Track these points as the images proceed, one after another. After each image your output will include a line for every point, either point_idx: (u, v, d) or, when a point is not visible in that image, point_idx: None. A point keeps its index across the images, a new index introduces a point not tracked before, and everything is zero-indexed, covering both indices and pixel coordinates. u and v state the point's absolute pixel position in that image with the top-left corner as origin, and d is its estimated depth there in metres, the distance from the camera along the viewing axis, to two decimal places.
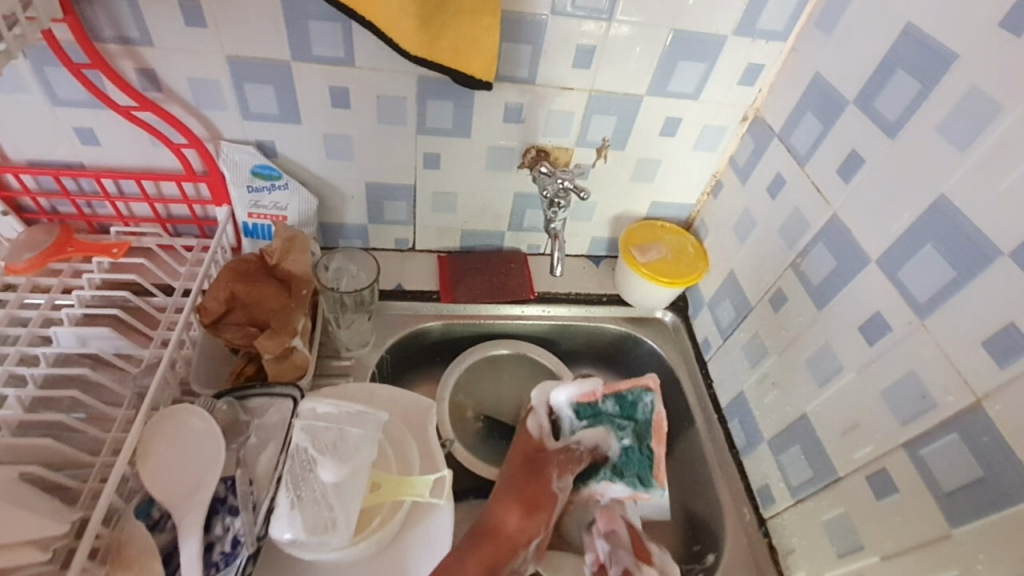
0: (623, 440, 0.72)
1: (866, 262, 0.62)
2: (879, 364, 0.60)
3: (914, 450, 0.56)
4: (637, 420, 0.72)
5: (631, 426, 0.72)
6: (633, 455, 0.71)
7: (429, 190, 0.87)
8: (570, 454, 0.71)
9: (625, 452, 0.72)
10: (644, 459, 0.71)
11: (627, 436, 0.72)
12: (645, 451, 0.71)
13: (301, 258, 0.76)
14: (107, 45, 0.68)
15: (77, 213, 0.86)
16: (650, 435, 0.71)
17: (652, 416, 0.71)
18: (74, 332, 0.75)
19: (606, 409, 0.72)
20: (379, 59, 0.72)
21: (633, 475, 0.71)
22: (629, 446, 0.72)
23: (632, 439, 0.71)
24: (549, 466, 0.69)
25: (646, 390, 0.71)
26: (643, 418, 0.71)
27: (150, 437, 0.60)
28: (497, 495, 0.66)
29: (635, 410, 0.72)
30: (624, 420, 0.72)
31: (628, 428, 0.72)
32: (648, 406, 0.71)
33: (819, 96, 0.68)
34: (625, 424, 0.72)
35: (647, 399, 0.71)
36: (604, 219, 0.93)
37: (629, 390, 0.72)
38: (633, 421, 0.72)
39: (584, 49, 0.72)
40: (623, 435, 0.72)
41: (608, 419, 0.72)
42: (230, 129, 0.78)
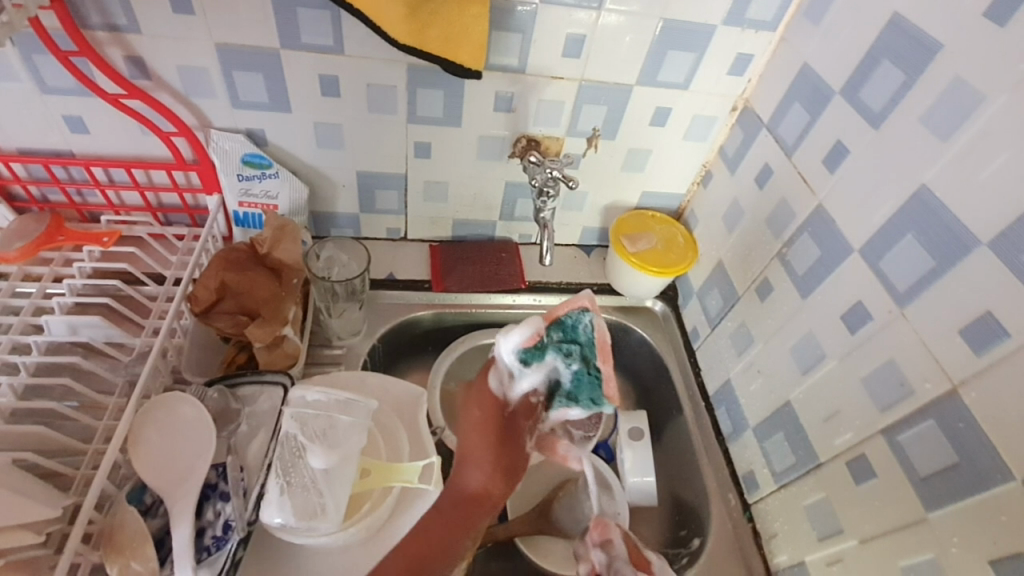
0: (572, 366, 0.65)
1: (849, 252, 0.62)
2: (861, 352, 0.61)
3: (892, 436, 0.57)
4: (580, 343, 0.65)
5: (577, 350, 0.65)
6: (583, 379, 0.65)
7: (420, 179, 0.87)
8: (535, 413, 0.66)
9: (575, 378, 0.65)
10: (593, 379, 0.66)
11: (575, 361, 0.65)
12: (594, 372, 0.66)
13: (291, 247, 0.76)
14: (94, 33, 0.68)
15: (67, 202, 0.86)
16: (595, 354, 0.65)
17: (591, 332, 0.65)
18: (66, 321, 0.75)
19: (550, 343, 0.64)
20: (369, 47, 0.71)
21: (587, 397, 0.66)
22: (579, 372, 0.65)
23: (580, 362, 0.65)
24: (516, 434, 0.65)
25: (585, 312, 0.65)
26: (586, 340, 0.65)
27: (142, 425, 0.60)
28: (474, 458, 0.61)
29: (576, 334, 0.65)
30: (568, 347, 0.65)
31: (574, 354, 0.65)
32: (589, 326, 0.65)
33: (807, 86, 0.69)
34: (571, 350, 0.65)
35: (583, 317, 0.65)
36: (595, 209, 0.93)
37: (566, 314, 0.65)
38: (578, 344, 0.65)
39: (575, 38, 0.72)
40: (571, 362, 0.65)
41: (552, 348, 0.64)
42: (219, 118, 0.78)
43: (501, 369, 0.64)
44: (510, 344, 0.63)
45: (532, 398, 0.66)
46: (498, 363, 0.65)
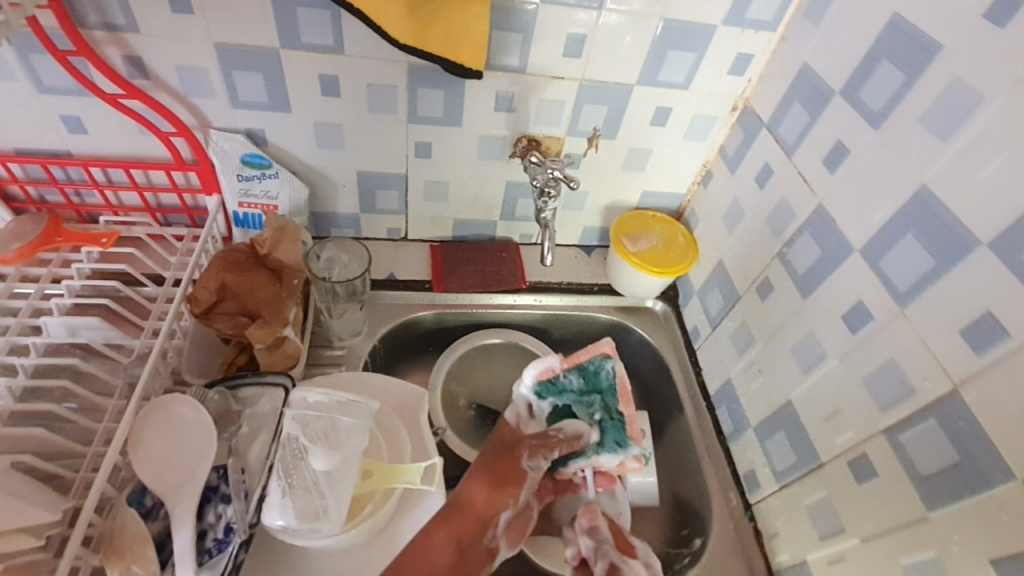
0: (595, 415, 0.75)
1: (850, 251, 0.62)
2: (862, 352, 0.61)
3: (893, 435, 0.57)
4: (601, 388, 0.76)
5: (598, 398, 0.76)
6: (607, 425, 0.75)
7: (420, 179, 0.87)
8: (548, 440, 0.69)
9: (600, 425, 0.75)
10: (618, 425, 0.75)
11: (597, 409, 0.75)
12: (618, 418, 0.75)
13: (291, 248, 0.76)
14: (93, 32, 0.67)
15: (65, 203, 0.85)
16: (616, 400, 0.76)
17: (611, 378, 0.77)
18: (64, 322, 0.75)
19: (570, 386, 0.75)
20: (368, 46, 0.71)
21: (612, 442, 0.74)
22: (602, 417, 0.75)
23: (602, 408, 0.75)
24: (516, 454, 0.67)
25: (607, 359, 0.76)
26: (607, 387, 0.76)
27: (142, 427, 0.60)
28: (473, 475, 0.65)
29: (598, 379, 0.76)
30: (591, 394, 0.76)
31: (597, 402, 0.75)
32: (609, 372, 0.77)
33: (807, 86, 0.69)
34: (592, 398, 0.75)
35: (605, 364, 0.76)
36: (596, 209, 0.93)
37: (589, 361, 0.76)
38: (598, 391, 0.76)
39: (575, 38, 0.72)
40: (594, 410, 0.75)
41: (572, 393, 0.75)
42: (218, 118, 0.78)
43: (518, 404, 0.74)
44: (530, 381, 0.74)
45: (553, 435, 0.70)
46: (515, 398, 0.75)
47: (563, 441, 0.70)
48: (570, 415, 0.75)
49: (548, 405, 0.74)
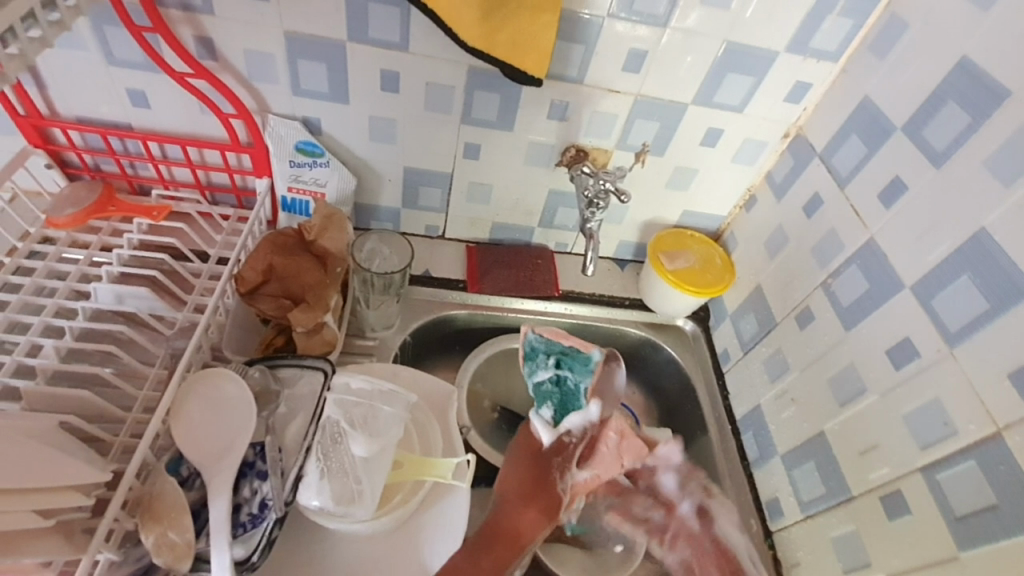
0: (551, 364, 0.77)
1: (900, 287, 0.62)
2: (905, 388, 0.60)
3: (930, 473, 0.57)
4: (537, 346, 0.78)
5: (541, 355, 0.78)
6: (570, 362, 0.76)
7: (465, 179, 0.88)
8: (566, 452, 0.72)
9: (562, 365, 0.77)
10: (577, 357, 0.77)
11: (550, 359, 0.77)
12: (573, 351, 0.77)
13: (336, 237, 0.77)
14: (169, 11, 0.70)
15: (119, 173, 0.88)
16: (551, 342, 0.78)
17: (537, 335, 0.79)
18: (112, 289, 0.76)
19: (518, 372, 0.78)
20: (434, 46, 0.72)
21: (581, 369, 0.76)
22: (557, 363, 0.77)
23: (552, 354, 0.77)
24: (550, 466, 0.71)
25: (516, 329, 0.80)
26: (539, 347, 0.78)
27: (183, 397, 0.61)
28: (512, 499, 0.69)
29: (528, 347, 0.79)
30: (533, 360, 0.78)
31: (539, 355, 0.78)
32: (530, 335, 0.79)
33: (865, 119, 0.69)
34: (535, 360, 0.78)
35: (522, 334, 0.80)
36: (634, 223, 0.94)
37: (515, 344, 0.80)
38: (537, 355, 0.78)
39: (636, 53, 0.72)
40: (547, 363, 0.77)
41: (526, 372, 0.78)
42: (278, 103, 0.79)
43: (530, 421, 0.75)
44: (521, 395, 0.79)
45: (566, 438, 0.72)
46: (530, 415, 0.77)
47: (578, 439, 0.72)
48: (544, 385, 0.76)
49: (550, 409, 0.74)
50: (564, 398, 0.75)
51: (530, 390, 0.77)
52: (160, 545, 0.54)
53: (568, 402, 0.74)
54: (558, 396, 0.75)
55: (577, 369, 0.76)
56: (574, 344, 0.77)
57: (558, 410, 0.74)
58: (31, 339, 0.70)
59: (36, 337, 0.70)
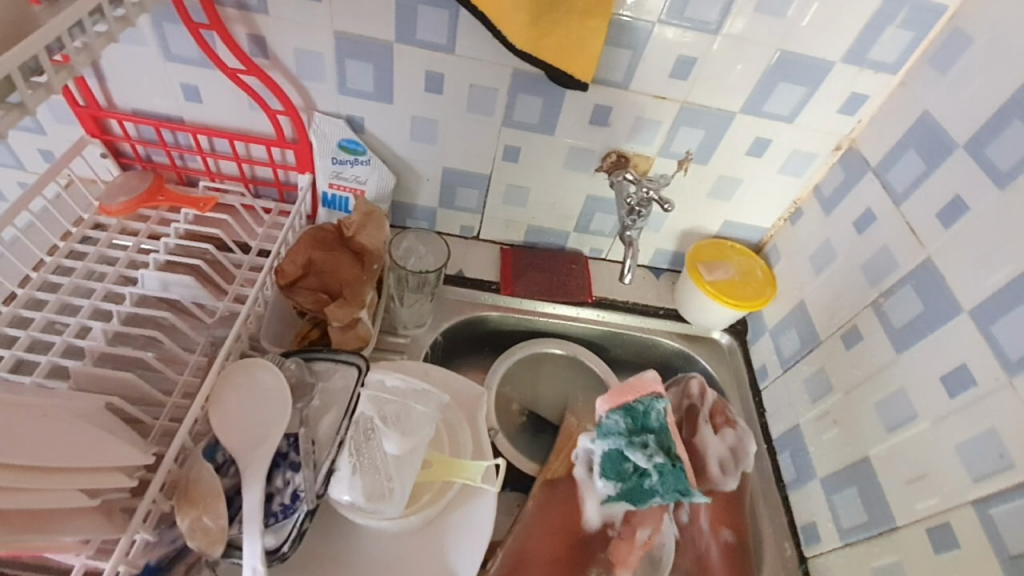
0: (653, 457, 0.68)
1: (957, 310, 0.59)
2: (959, 417, 0.57)
3: (982, 507, 0.54)
4: (653, 427, 0.70)
5: (652, 441, 0.69)
6: (668, 472, 0.68)
7: (503, 182, 0.88)
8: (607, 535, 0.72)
9: (660, 469, 0.68)
10: (678, 472, 0.69)
11: (657, 454, 0.68)
12: (678, 465, 0.69)
13: (374, 234, 0.78)
14: (226, 9, 0.71)
15: (169, 164, 0.90)
16: (668, 437, 0.70)
17: (661, 416, 0.70)
18: (158, 277, 0.78)
19: (616, 429, 0.69)
20: (479, 48, 0.73)
21: (672, 489, 0.68)
22: (658, 463, 0.68)
23: (661, 451, 0.69)
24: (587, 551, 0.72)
25: (657, 398, 0.71)
26: (656, 428, 0.70)
27: (222, 385, 0.63)
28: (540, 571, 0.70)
29: (648, 420, 0.70)
30: (640, 437, 0.69)
31: (652, 443, 0.69)
32: (660, 413, 0.71)
33: (924, 133, 0.66)
34: (644, 438, 0.69)
35: (654, 402, 0.71)
36: (672, 232, 0.92)
37: (636, 402, 0.70)
38: (649, 432, 0.70)
39: (685, 59, 0.71)
40: (653, 453, 0.68)
41: (623, 437, 0.69)
42: (324, 101, 0.81)
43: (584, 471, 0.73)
44: (590, 442, 0.72)
45: (608, 525, 0.72)
46: (580, 457, 0.74)
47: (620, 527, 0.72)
48: (626, 466, 0.69)
49: (611, 487, 0.70)
50: (633, 489, 0.69)
51: (609, 451, 0.70)
52: (194, 529, 0.55)
53: (632, 495, 0.69)
54: (630, 484, 0.70)
55: (665, 483, 0.68)
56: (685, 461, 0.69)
57: (617, 493, 0.70)
58: (81, 322, 0.72)
59: (86, 320, 0.73)
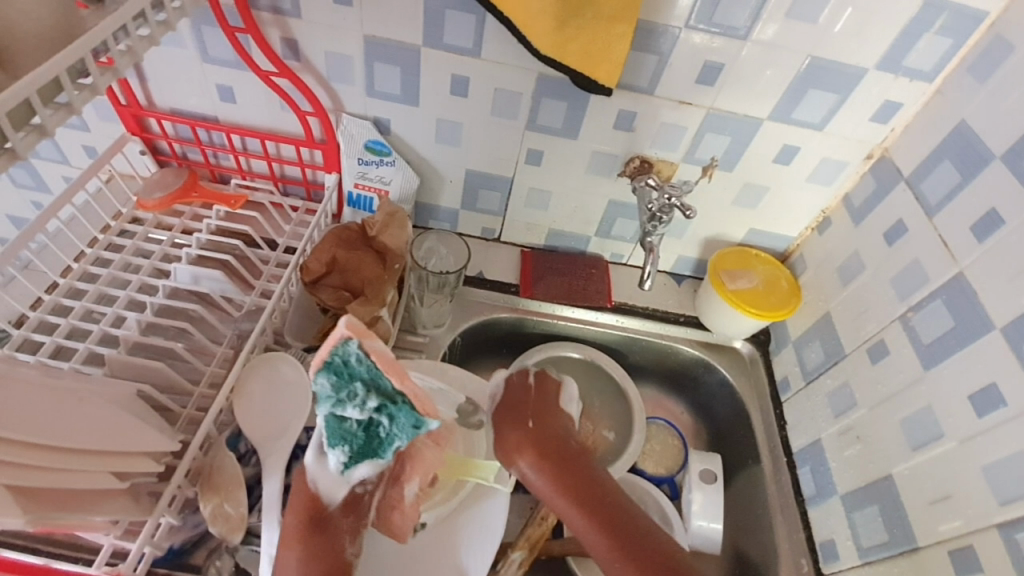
0: (367, 409, 0.49)
1: (990, 327, 0.57)
2: (989, 438, 0.55)
3: (1009, 532, 0.52)
4: (363, 378, 0.49)
5: (363, 392, 0.49)
6: (391, 415, 0.50)
7: (525, 185, 0.89)
8: (360, 506, 0.55)
9: (382, 415, 0.50)
10: (406, 409, 0.50)
11: (371, 404, 0.49)
12: (403, 401, 0.50)
13: (397, 234, 0.79)
14: (261, 13, 0.74)
15: (204, 162, 0.93)
16: (386, 378, 0.49)
17: (367, 360, 0.49)
18: (191, 270, 0.80)
19: (325, 393, 0.49)
20: (505, 53, 0.73)
21: (405, 426, 0.51)
22: (381, 407, 0.50)
23: (375, 394, 0.49)
24: (337, 526, 0.54)
25: (348, 343, 0.48)
26: (365, 373, 0.49)
27: (246, 377, 0.65)
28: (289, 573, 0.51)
29: (353, 371, 0.48)
30: (348, 391, 0.48)
31: (356, 395, 0.48)
32: (365, 355, 0.49)
33: (960, 144, 0.64)
34: (351, 394, 0.48)
35: (348, 347, 0.48)
36: (695, 239, 0.91)
37: (330, 353, 0.48)
38: (359, 385, 0.49)
39: (711, 65, 0.70)
40: (365, 404, 0.49)
41: (328, 403, 0.48)
42: (352, 103, 0.82)
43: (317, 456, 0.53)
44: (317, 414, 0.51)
45: (357, 489, 0.54)
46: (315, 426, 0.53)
47: (374, 486, 0.55)
48: (347, 426, 0.50)
49: (342, 453, 0.52)
50: (369, 444, 0.52)
51: (325, 417, 0.50)
52: (216, 514, 0.57)
53: (373, 449, 0.52)
54: (361, 440, 0.51)
55: (405, 421, 0.51)
56: (408, 393, 0.50)
57: (356, 455, 0.52)
58: (116, 311, 0.75)
59: (121, 310, 0.76)
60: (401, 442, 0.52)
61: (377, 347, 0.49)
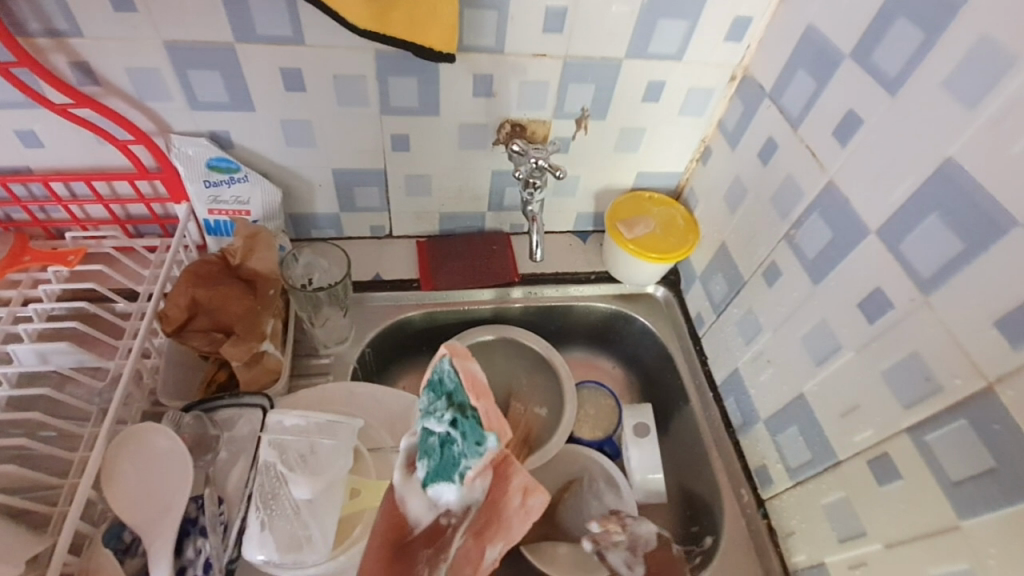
0: (443, 421, 0.47)
1: (866, 233, 0.56)
2: (881, 343, 0.55)
3: (918, 435, 0.52)
4: (447, 391, 0.48)
5: (444, 402, 0.48)
6: (461, 433, 0.47)
7: (400, 173, 0.82)
8: (442, 542, 0.47)
9: (456, 430, 0.47)
10: (476, 428, 0.47)
11: (446, 416, 0.47)
12: (473, 418, 0.47)
13: (265, 256, 0.71)
14: (33, 39, 0.62)
15: (30, 220, 0.80)
16: (466, 395, 0.48)
17: (456, 376, 0.49)
18: (34, 350, 0.70)
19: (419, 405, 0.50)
20: (331, 35, 0.65)
21: (474, 444, 0.47)
22: (455, 420, 0.47)
23: (452, 407, 0.47)
24: (420, 554, 0.48)
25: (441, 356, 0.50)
26: (450, 387, 0.48)
27: (116, 458, 0.57)
28: None
29: (440, 383, 0.49)
30: (432, 402, 0.48)
31: (436, 402, 0.48)
32: (451, 370, 0.49)
33: (810, 49, 0.62)
34: (434, 404, 0.48)
35: (443, 364, 0.49)
36: (588, 194, 0.88)
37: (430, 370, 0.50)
38: (440, 397, 0.48)
39: (555, 11, 0.65)
40: (440, 416, 0.47)
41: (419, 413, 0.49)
42: (178, 121, 0.72)
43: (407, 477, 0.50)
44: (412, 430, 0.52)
45: (442, 519, 0.48)
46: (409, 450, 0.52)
47: (458, 522, 0.47)
48: (430, 440, 0.48)
49: (424, 469, 0.49)
50: (445, 466, 0.48)
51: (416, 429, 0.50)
52: None
53: (448, 473, 0.47)
54: (438, 459, 0.48)
55: (475, 440, 0.47)
56: (481, 410, 0.48)
57: (433, 475, 0.48)
58: None
59: None
60: (473, 467, 0.47)
61: (469, 367, 0.49)
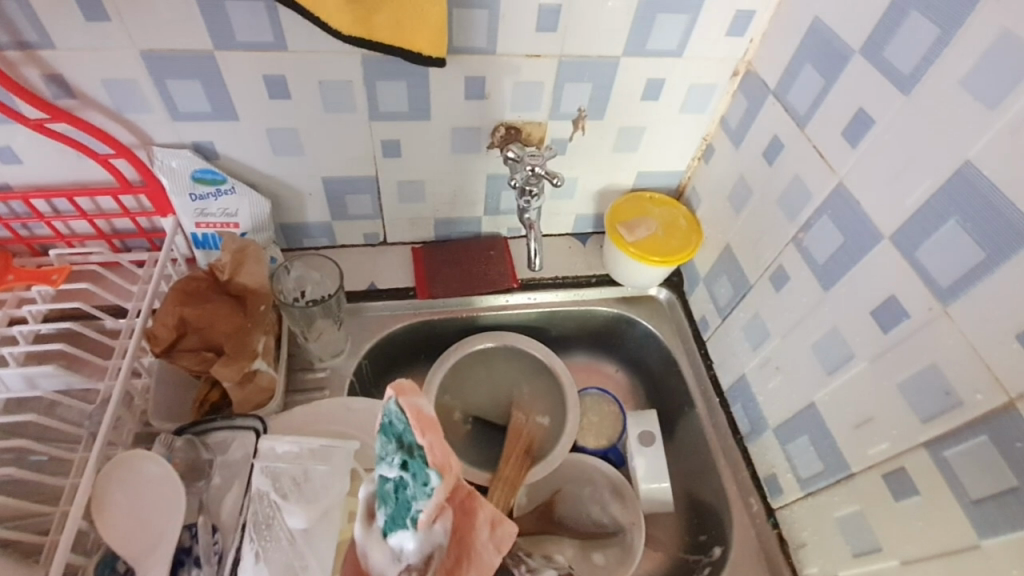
0: (393, 468, 0.44)
1: (878, 238, 0.54)
2: (896, 353, 0.53)
3: (936, 450, 0.50)
4: (396, 433, 0.43)
5: (392, 448, 0.44)
6: (410, 477, 0.43)
7: (392, 180, 0.79)
8: None
9: (406, 476, 0.43)
10: (423, 472, 0.42)
11: (394, 461, 0.43)
12: (420, 461, 0.42)
13: (255, 270, 0.69)
14: (3, 52, 0.60)
15: (13, 237, 0.78)
16: (412, 437, 0.43)
17: (403, 418, 0.43)
18: (20, 374, 0.68)
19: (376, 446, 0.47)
20: (314, 39, 0.62)
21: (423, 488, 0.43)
22: (405, 463, 0.43)
23: (400, 451, 0.43)
24: None
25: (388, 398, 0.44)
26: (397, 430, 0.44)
27: (106, 487, 0.55)
28: None
29: (389, 428, 0.44)
30: (381, 448, 0.44)
31: (386, 446, 0.44)
32: (397, 412, 0.44)
33: (816, 44, 0.59)
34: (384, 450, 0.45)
35: (392, 406, 0.44)
36: (587, 195, 0.85)
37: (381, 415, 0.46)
38: (387, 443, 0.44)
39: (548, 9, 0.62)
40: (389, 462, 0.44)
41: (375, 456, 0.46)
42: (160, 133, 0.70)
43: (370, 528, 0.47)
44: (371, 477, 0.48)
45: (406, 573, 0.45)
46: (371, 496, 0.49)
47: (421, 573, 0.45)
48: (384, 486, 0.45)
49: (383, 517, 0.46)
50: (400, 511, 0.44)
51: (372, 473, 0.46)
52: None
53: (403, 518, 0.44)
54: (393, 505, 0.45)
55: (425, 482, 0.42)
56: (428, 446, 0.43)
57: (391, 522, 0.45)
58: None
59: None
60: (424, 509, 0.43)
61: (418, 405, 0.44)
